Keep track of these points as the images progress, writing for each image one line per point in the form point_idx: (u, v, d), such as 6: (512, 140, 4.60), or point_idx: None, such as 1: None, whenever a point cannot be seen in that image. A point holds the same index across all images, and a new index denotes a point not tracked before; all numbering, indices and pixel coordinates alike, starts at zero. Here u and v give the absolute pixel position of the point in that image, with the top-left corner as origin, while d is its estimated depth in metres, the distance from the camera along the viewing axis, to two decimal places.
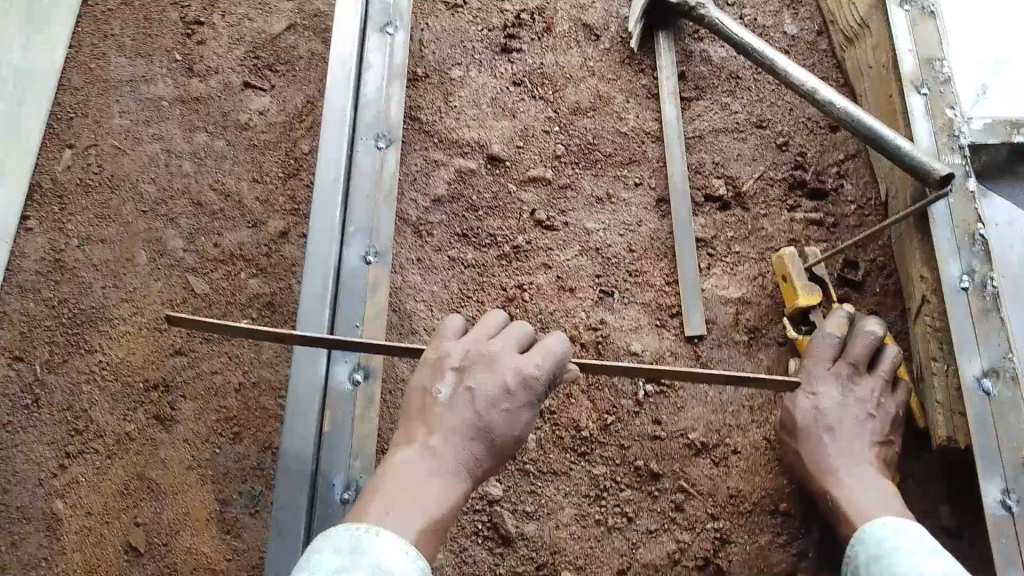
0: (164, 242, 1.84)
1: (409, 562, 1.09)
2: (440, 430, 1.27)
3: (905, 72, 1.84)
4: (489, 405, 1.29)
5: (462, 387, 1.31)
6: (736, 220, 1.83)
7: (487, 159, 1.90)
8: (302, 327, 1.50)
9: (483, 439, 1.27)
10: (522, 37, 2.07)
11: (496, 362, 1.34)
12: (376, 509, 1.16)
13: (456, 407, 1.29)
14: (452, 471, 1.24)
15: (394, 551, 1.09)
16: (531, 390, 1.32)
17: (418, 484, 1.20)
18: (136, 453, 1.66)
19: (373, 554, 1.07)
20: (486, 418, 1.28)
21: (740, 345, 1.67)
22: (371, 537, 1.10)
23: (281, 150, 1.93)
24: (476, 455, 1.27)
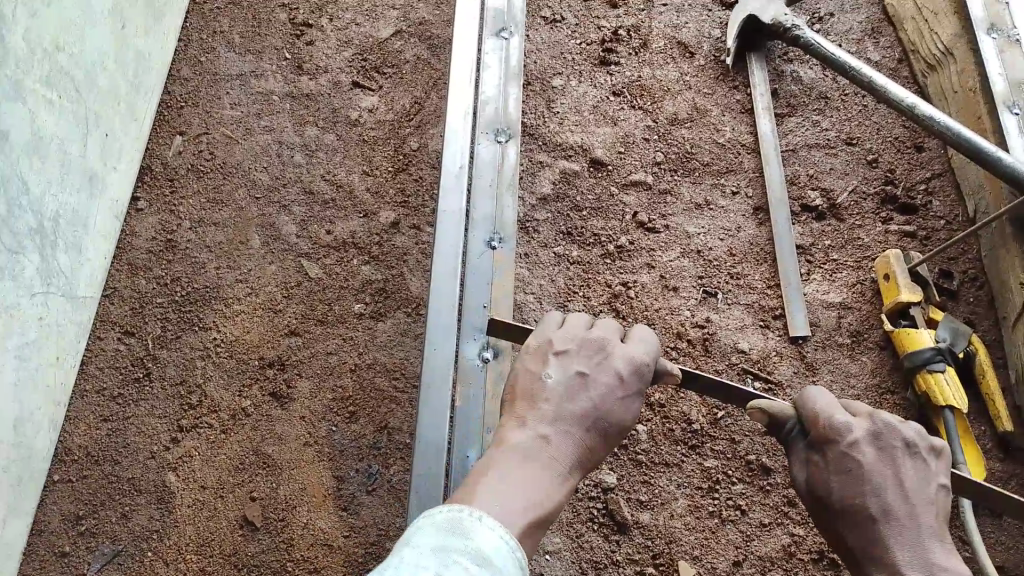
0: (277, 227, 1.86)
1: (506, 551, 0.90)
2: (551, 416, 1.12)
3: (997, 93, 1.96)
4: (605, 393, 1.16)
5: (580, 377, 1.16)
6: (833, 229, 1.88)
7: (591, 163, 1.97)
8: (436, 295, 1.66)
9: (594, 428, 1.14)
10: (619, 51, 2.15)
11: (607, 351, 1.21)
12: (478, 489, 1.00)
13: (572, 393, 1.14)
14: (562, 465, 1.09)
15: (495, 540, 0.89)
16: (641, 384, 1.20)
17: (531, 473, 1.04)
18: (250, 430, 1.63)
19: (473, 541, 0.88)
20: (600, 409, 1.15)
21: (844, 347, 1.72)
22: (473, 522, 0.91)
23: (390, 147, 1.98)
24: (585, 443, 1.13)
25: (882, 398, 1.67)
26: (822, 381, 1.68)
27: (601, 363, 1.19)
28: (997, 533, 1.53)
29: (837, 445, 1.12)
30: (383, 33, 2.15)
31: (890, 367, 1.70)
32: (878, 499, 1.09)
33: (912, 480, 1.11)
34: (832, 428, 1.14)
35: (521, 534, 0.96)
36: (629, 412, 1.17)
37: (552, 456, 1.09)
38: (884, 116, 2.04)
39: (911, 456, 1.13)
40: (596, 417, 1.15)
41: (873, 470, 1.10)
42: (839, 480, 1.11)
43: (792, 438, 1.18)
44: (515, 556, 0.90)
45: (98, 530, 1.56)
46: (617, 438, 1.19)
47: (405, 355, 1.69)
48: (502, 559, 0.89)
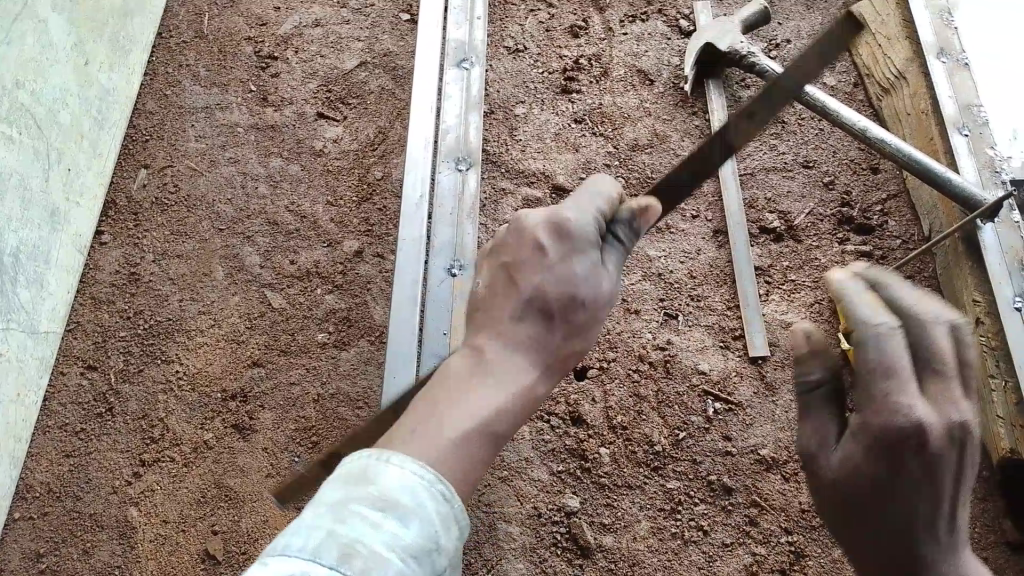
0: (241, 259, 1.87)
1: (421, 489, 0.85)
2: (501, 335, 1.06)
3: (947, 116, 2.02)
4: (553, 310, 1.08)
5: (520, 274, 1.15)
6: (791, 251, 1.92)
7: (553, 189, 1.99)
8: (396, 324, 1.70)
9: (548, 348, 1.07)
10: (581, 79, 2.18)
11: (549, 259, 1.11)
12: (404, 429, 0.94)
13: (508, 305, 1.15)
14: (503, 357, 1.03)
15: (401, 475, 0.85)
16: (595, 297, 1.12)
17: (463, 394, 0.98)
18: (213, 462, 1.62)
19: (379, 483, 0.84)
20: (552, 330, 1.08)
21: (800, 366, 1.71)
22: (380, 464, 0.86)
23: (354, 176, 1.99)
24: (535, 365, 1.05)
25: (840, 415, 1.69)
26: None
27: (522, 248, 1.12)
28: None
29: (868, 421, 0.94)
30: (348, 65, 2.17)
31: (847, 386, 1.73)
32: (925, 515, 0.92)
33: (951, 477, 0.92)
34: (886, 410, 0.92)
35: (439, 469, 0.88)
36: (590, 296, 1.11)
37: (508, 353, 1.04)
38: (839, 139, 2.09)
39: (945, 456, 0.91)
40: (548, 334, 1.07)
41: (910, 463, 0.91)
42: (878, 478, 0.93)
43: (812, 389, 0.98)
44: (432, 490, 0.85)
45: (59, 567, 1.55)
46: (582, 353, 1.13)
47: (368, 384, 1.69)
48: (410, 493, 0.84)
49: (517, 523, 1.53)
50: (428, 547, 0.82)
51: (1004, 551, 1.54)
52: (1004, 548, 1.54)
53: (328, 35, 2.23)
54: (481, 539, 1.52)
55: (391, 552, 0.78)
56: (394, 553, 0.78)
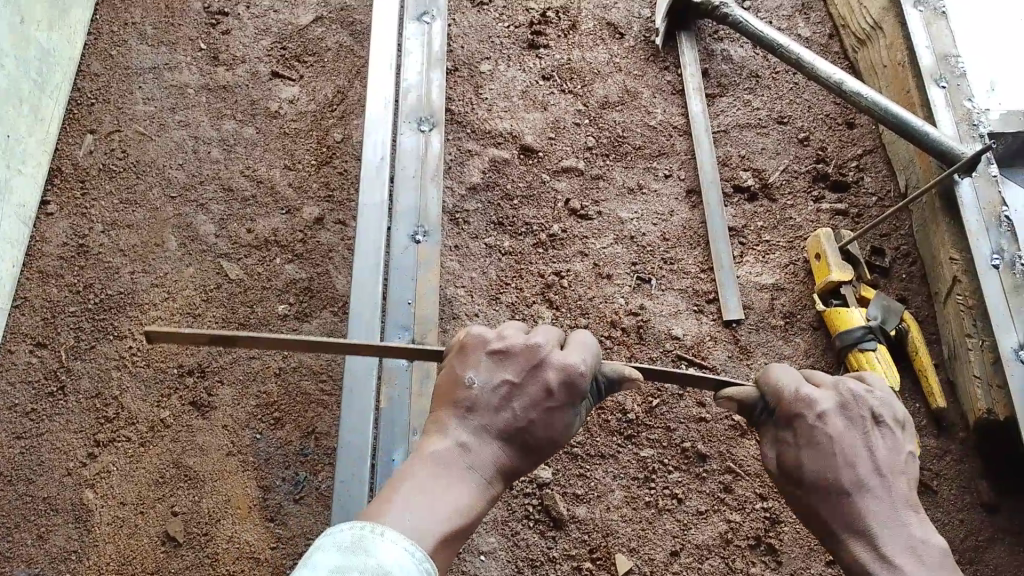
0: (195, 227, 1.78)
1: (412, 565, 0.87)
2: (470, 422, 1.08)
3: (924, 67, 1.95)
4: (531, 404, 1.10)
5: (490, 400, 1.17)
6: (765, 210, 1.87)
7: (521, 150, 1.92)
8: (357, 294, 1.64)
9: (517, 440, 1.10)
10: (549, 33, 2.10)
11: (535, 359, 1.12)
12: (394, 505, 0.95)
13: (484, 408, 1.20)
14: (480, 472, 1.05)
15: (398, 554, 0.87)
16: (574, 393, 1.13)
17: (444, 485, 1.01)
18: (171, 440, 1.56)
19: (375, 557, 0.85)
20: (523, 423, 1.10)
21: (778, 329, 1.72)
22: (375, 537, 0.88)
23: (312, 139, 1.90)
24: (503, 453, 1.09)
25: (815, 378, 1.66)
26: (757, 364, 1.67)
27: (533, 376, 1.11)
28: (931, 509, 1.54)
29: (802, 417, 1.10)
30: (303, 21, 2.06)
31: (823, 348, 1.70)
32: (849, 470, 1.06)
33: (881, 441, 1.10)
34: (798, 398, 1.12)
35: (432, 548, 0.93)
36: (564, 379, 1.12)
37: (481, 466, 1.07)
38: (814, 94, 2.03)
39: (880, 427, 1.11)
40: (517, 429, 1.10)
41: (831, 433, 1.08)
42: (807, 452, 1.08)
43: (759, 417, 1.18)
44: (422, 569, 0.88)
45: (13, 553, 1.48)
46: (549, 451, 1.15)
47: (332, 357, 1.63)
48: (405, 572, 0.86)
49: None
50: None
51: (976, 510, 1.54)
52: (976, 508, 1.54)
53: None
54: None
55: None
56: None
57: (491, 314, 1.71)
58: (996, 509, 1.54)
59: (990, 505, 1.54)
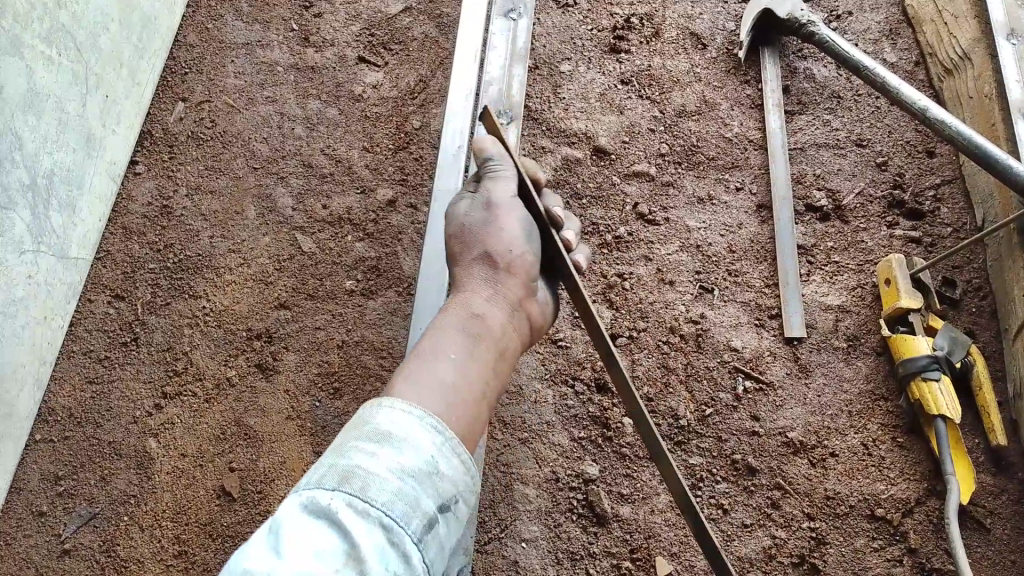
0: (273, 199, 1.84)
1: (410, 420, 0.99)
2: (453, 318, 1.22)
3: (1012, 100, 1.92)
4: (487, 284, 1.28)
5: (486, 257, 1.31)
6: (836, 231, 1.85)
7: (593, 151, 1.94)
8: (425, 271, 1.67)
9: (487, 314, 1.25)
10: (631, 39, 2.11)
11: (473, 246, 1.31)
12: (400, 381, 1.06)
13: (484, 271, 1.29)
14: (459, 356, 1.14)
15: (394, 416, 0.98)
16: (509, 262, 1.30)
17: (432, 372, 1.09)
18: (234, 399, 1.62)
19: (373, 425, 0.97)
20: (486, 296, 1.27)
21: (839, 351, 1.69)
22: (382, 408, 0.99)
23: (392, 123, 1.95)
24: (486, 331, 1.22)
25: (874, 403, 1.62)
26: (814, 384, 1.64)
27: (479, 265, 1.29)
28: (983, 547, 1.50)
29: None
30: (392, 10, 2.12)
31: (885, 374, 1.65)
32: None
33: None
34: None
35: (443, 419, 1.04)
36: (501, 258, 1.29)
37: (485, 336, 1.21)
38: (896, 118, 2.00)
39: None
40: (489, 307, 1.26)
41: None
42: None
43: None
44: (422, 425, 0.99)
45: (76, 492, 1.56)
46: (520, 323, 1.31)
47: (393, 335, 1.67)
48: (405, 429, 0.97)
49: (534, 485, 1.51)
50: (427, 471, 0.95)
51: None
52: None
53: None
54: (496, 499, 1.50)
55: (394, 470, 0.92)
56: (396, 471, 0.92)
57: None
58: None
59: None
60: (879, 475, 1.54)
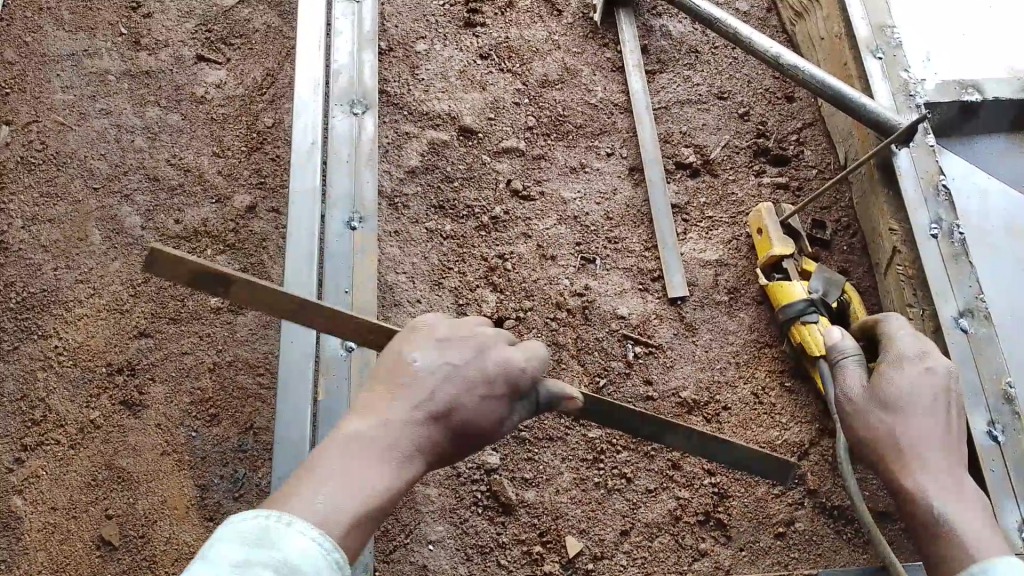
0: (121, 219, 1.71)
1: (319, 552, 0.86)
2: (399, 400, 1.02)
3: (860, 38, 1.89)
4: (463, 387, 1.04)
5: (442, 358, 1.05)
6: (707, 186, 1.86)
7: (460, 131, 1.88)
8: (291, 285, 1.56)
9: (446, 422, 1.03)
10: (485, 12, 2.05)
11: (467, 340, 1.09)
12: (309, 485, 0.91)
13: (452, 381, 1.04)
14: (400, 460, 0.98)
15: (303, 546, 0.85)
16: (512, 387, 1.07)
17: (354, 475, 0.94)
18: (102, 442, 1.49)
19: (280, 552, 0.83)
20: (454, 404, 1.03)
21: (722, 305, 1.71)
22: (281, 528, 0.86)
23: (242, 124, 1.83)
24: (434, 439, 1.02)
25: (760, 350, 1.65)
26: (701, 341, 1.66)
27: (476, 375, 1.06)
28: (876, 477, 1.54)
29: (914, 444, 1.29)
30: (229, 2, 1.98)
31: (767, 322, 1.69)
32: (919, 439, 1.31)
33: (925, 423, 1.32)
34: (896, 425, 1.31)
35: (340, 536, 0.89)
36: (489, 371, 1.06)
37: (432, 443, 1.02)
38: (753, 69, 2.03)
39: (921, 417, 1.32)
40: (453, 415, 1.03)
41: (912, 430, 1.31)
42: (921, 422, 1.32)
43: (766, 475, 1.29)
44: (331, 559, 0.86)
45: None
46: (478, 440, 1.06)
47: (269, 350, 1.59)
48: (310, 566, 0.84)
49: (435, 485, 1.45)
50: None
51: None
52: None
53: None
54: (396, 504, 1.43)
55: None
56: None
57: (434, 299, 1.67)
58: None
59: None
60: (771, 422, 1.57)
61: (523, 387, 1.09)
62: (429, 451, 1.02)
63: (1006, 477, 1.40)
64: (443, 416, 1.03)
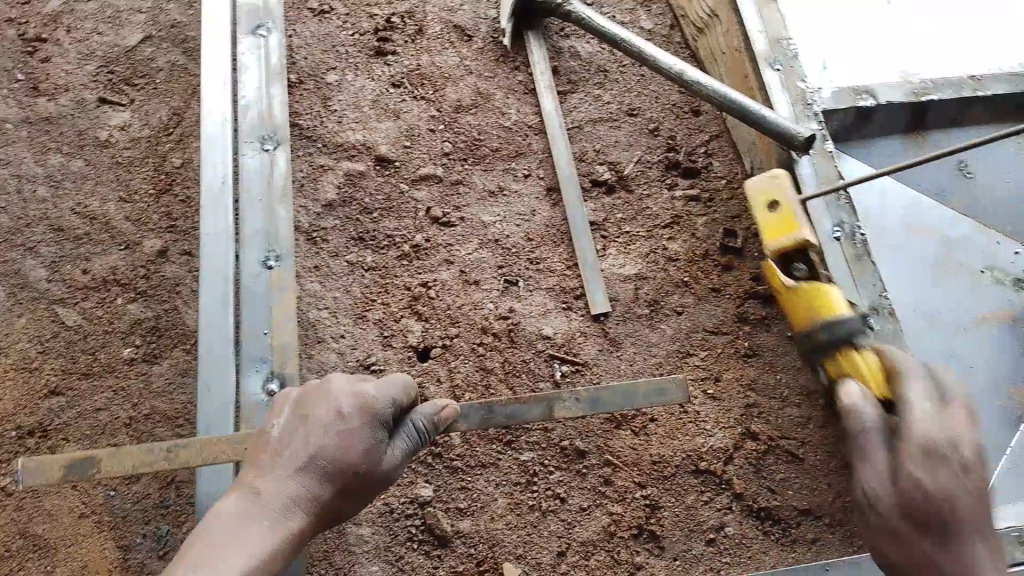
0: (24, 274, 1.67)
1: None
2: (267, 467, 1.09)
3: (758, 52, 1.96)
4: (321, 430, 1.12)
5: (296, 417, 1.14)
6: (623, 202, 1.90)
7: (376, 161, 1.87)
8: (204, 335, 1.49)
9: (318, 467, 1.09)
10: (395, 39, 2.05)
11: (320, 392, 1.16)
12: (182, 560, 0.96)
13: (313, 428, 1.12)
14: (274, 515, 1.04)
15: None
16: (370, 418, 1.14)
17: (229, 540, 0.99)
18: (15, 510, 1.46)
19: None
20: (318, 449, 1.10)
21: (643, 318, 1.74)
22: None
23: (149, 166, 1.79)
24: (310, 488, 1.09)
25: (682, 360, 1.69)
26: (624, 355, 1.69)
27: (334, 416, 1.13)
28: (801, 478, 1.58)
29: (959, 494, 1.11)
30: (130, 42, 1.93)
31: (686, 333, 1.73)
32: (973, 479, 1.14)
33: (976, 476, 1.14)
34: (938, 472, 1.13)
35: None
36: (344, 408, 1.13)
37: (312, 491, 1.09)
38: (661, 84, 2.08)
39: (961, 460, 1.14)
40: (323, 460, 1.10)
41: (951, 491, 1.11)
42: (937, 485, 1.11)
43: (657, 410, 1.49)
44: None
45: None
46: (359, 479, 1.13)
47: (189, 399, 1.55)
48: None
49: (368, 523, 1.44)
50: None
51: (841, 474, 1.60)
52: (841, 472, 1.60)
53: (104, 10, 1.98)
54: (329, 548, 1.42)
55: None
56: None
57: (358, 333, 1.66)
58: None
59: None
60: (697, 429, 1.60)
61: (381, 416, 1.16)
62: (309, 499, 1.08)
63: None
64: (310, 459, 1.09)
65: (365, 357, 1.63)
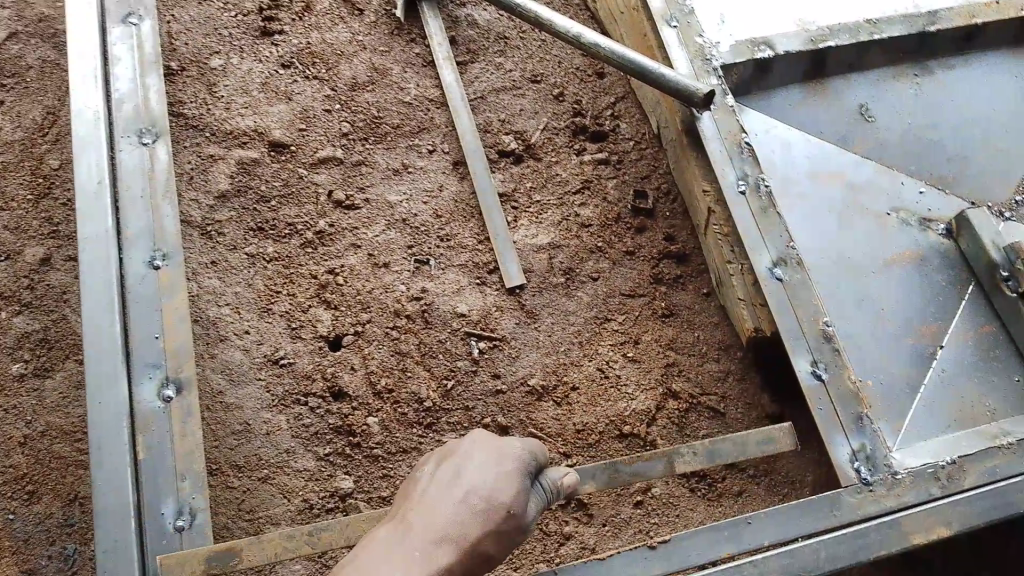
0: None
1: None
2: (418, 507, 1.04)
3: (654, 10, 1.93)
4: (475, 473, 1.06)
5: (449, 462, 1.09)
6: (532, 170, 1.87)
7: (270, 147, 1.79)
8: (89, 344, 1.37)
9: (471, 508, 1.03)
10: (282, 18, 1.96)
11: (465, 444, 1.11)
12: None
13: (462, 473, 1.06)
14: (418, 552, 0.98)
15: None
16: (522, 466, 1.08)
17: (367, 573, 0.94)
18: None
19: None
20: (472, 491, 1.04)
21: (559, 287, 1.72)
22: None
23: (24, 169, 1.67)
24: (461, 528, 1.01)
25: (600, 325, 1.68)
26: (543, 326, 1.66)
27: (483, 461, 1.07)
28: (723, 432, 1.61)
29: None
30: None
31: (604, 298, 1.71)
32: None
33: None
34: None
35: None
36: (497, 455, 1.08)
37: (455, 535, 1.00)
38: (562, 49, 2.06)
39: None
40: (471, 504, 1.03)
41: None
42: None
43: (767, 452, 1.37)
44: None
45: None
46: (509, 528, 1.04)
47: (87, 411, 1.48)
48: None
49: (287, 520, 1.43)
50: None
51: (762, 423, 1.62)
52: (762, 422, 1.62)
53: None
54: None
55: None
56: None
57: (265, 327, 1.59)
58: (780, 419, 1.63)
59: (775, 416, 1.62)
60: (618, 394, 1.60)
61: (528, 468, 1.09)
62: (457, 544, 1.00)
63: (833, 412, 1.47)
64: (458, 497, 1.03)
65: (273, 351, 1.56)
